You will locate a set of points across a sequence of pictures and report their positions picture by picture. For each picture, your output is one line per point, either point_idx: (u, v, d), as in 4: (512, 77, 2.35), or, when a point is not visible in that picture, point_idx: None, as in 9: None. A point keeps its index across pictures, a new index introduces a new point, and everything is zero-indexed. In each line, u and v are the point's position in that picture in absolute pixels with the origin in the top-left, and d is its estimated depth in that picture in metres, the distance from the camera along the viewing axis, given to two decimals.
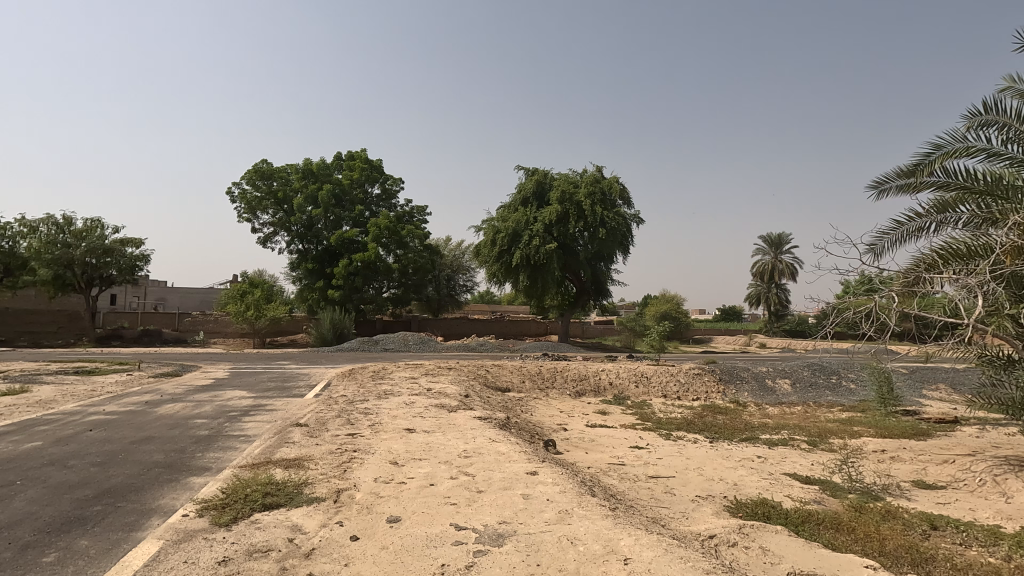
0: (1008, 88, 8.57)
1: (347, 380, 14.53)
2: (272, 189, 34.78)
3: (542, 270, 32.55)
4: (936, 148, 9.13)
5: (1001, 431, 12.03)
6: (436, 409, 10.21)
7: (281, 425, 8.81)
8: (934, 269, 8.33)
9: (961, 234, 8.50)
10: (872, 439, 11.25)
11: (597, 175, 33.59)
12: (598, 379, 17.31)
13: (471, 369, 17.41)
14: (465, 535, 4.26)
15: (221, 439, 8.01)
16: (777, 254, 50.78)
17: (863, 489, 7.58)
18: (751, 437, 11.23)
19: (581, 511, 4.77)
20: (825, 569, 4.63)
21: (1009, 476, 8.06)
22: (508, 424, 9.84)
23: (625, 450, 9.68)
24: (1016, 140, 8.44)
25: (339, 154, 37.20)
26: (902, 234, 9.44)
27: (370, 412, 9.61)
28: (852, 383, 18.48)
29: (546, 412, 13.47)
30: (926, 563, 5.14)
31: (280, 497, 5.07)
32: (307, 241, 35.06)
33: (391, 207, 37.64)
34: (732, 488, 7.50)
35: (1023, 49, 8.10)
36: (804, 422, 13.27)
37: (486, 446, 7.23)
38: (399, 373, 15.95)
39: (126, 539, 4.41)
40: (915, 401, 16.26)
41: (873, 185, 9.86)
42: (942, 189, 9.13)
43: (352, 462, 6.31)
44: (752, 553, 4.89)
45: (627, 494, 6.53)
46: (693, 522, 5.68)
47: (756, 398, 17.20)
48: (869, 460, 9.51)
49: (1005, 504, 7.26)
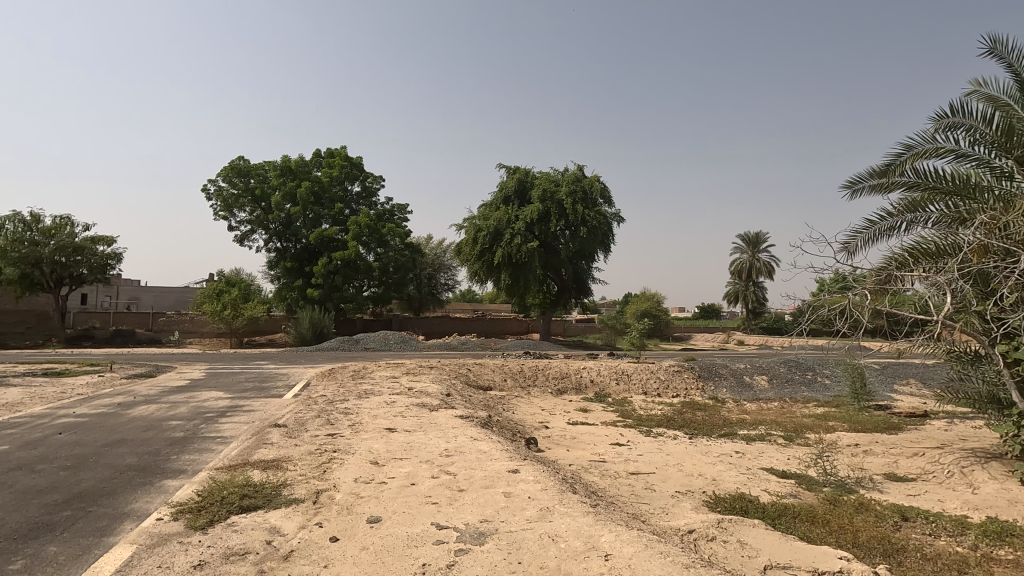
0: (974, 92, 8.79)
1: (327, 381, 14.31)
2: (249, 186, 34.25)
3: (524, 268, 32.52)
4: (907, 149, 9.37)
5: (969, 424, 12.43)
6: (417, 408, 10.15)
7: (259, 425, 8.68)
8: (905, 267, 8.59)
9: (933, 232, 8.73)
10: (847, 434, 11.46)
11: (579, 174, 33.67)
12: (579, 377, 17.41)
13: (452, 368, 17.32)
14: (446, 535, 4.23)
15: (197, 441, 7.87)
16: (755, 254, 51.60)
17: (837, 482, 7.79)
18: (730, 434, 11.34)
19: (562, 509, 4.78)
20: (800, 562, 4.74)
21: (976, 467, 8.29)
22: (489, 423, 9.83)
23: (607, 448, 9.70)
24: (982, 142, 8.71)
25: (319, 151, 36.76)
26: (875, 233, 9.67)
27: (349, 412, 9.52)
28: (826, 378, 18.93)
29: (527, 411, 13.46)
30: (896, 553, 5.30)
31: (258, 498, 4.99)
32: (286, 239, 34.73)
33: (371, 205, 37.41)
34: (711, 483, 7.62)
35: (988, 52, 8.29)
36: (781, 418, 13.53)
37: (468, 444, 7.22)
38: (380, 372, 15.77)
39: (97, 544, 4.30)
40: (887, 396, 16.69)
41: (847, 185, 10.10)
42: (912, 189, 9.39)
43: (332, 462, 6.24)
44: (730, 547, 4.99)
45: (609, 491, 6.61)
46: (671, 518, 5.74)
47: (734, 394, 17.45)
48: (843, 454, 9.71)
49: (972, 494, 7.49)
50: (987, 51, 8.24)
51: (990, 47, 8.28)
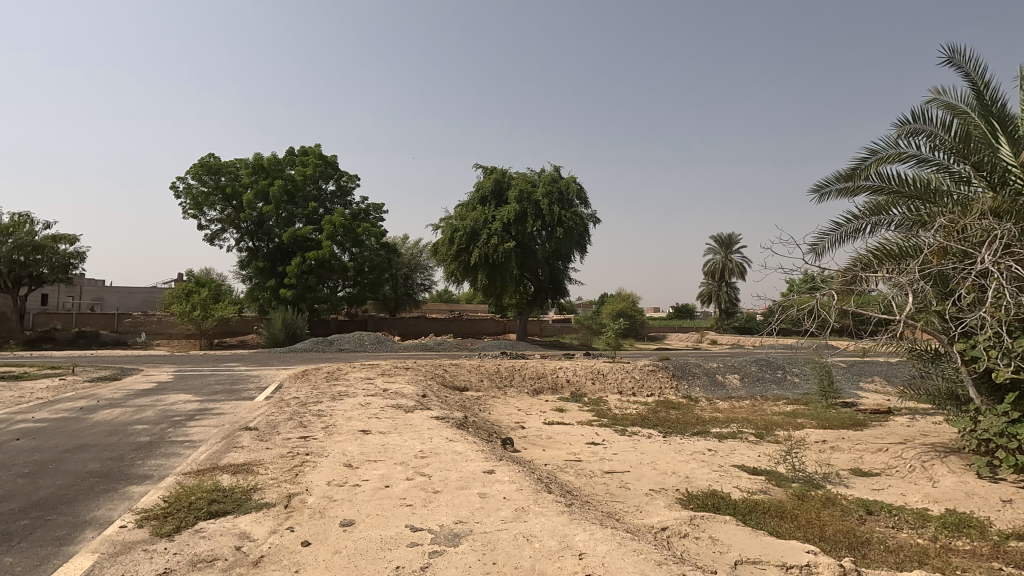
0: (934, 99, 9.11)
1: (300, 382, 14.06)
2: (220, 184, 33.51)
3: (500, 269, 32.54)
4: (871, 154, 9.67)
5: (929, 420, 12.88)
6: (392, 409, 10.07)
7: (229, 429, 8.49)
8: (869, 268, 8.88)
9: (895, 234, 9.04)
10: (815, 430, 11.77)
11: (555, 175, 33.83)
12: (556, 377, 17.49)
13: (428, 369, 17.22)
14: (421, 536, 4.21)
15: (164, 445, 7.66)
16: (728, 255, 52.56)
17: (805, 478, 7.99)
18: (703, 432, 11.53)
19: (537, 509, 4.80)
20: (770, 557, 4.85)
21: (936, 462, 8.59)
22: (465, 423, 9.80)
23: (583, 447, 9.76)
24: (941, 148, 9.04)
25: (292, 149, 36.14)
26: (841, 235, 9.95)
27: (323, 414, 9.39)
28: (796, 377, 19.39)
29: (504, 411, 13.47)
30: (861, 546, 5.47)
31: (227, 503, 4.88)
32: (258, 238, 34.10)
33: (347, 204, 36.98)
34: (684, 481, 7.74)
35: (948, 62, 8.59)
36: (752, 415, 13.80)
37: (444, 445, 7.19)
38: (355, 373, 15.56)
39: (56, 554, 4.15)
40: (853, 394, 17.17)
41: (814, 189, 10.37)
42: (876, 192, 9.69)
43: (304, 465, 6.14)
44: (702, 544, 5.07)
45: (584, 490, 6.65)
46: (645, 516, 5.81)
47: (707, 393, 17.76)
48: (811, 450, 9.96)
49: (932, 487, 7.77)
50: (946, 60, 8.55)
51: (949, 56, 8.59)
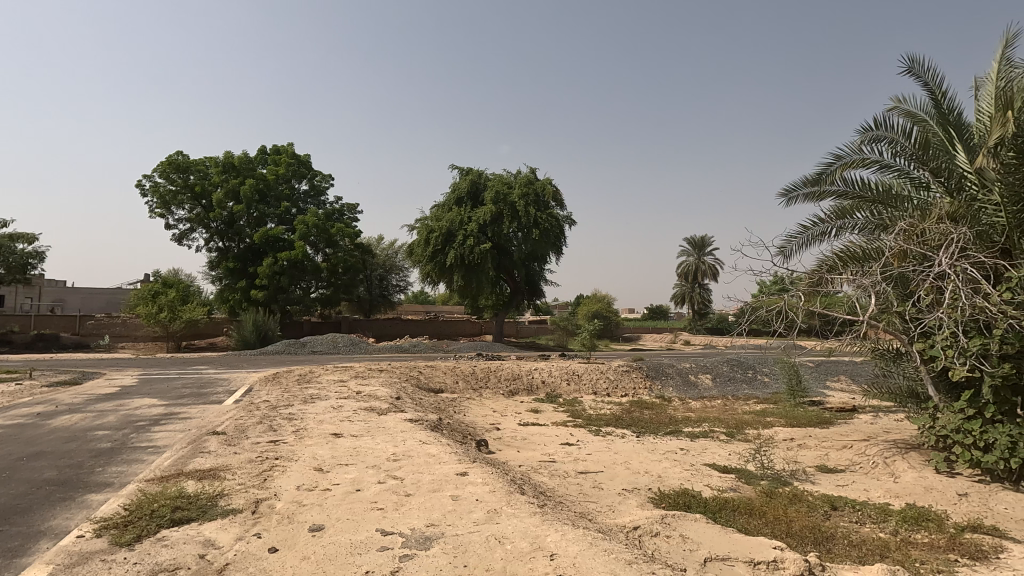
0: (895, 107, 9.42)
1: (271, 385, 13.78)
2: (189, 182, 32.69)
3: (476, 270, 32.47)
4: (836, 159, 9.94)
5: (892, 418, 13.31)
6: (365, 412, 9.95)
7: (196, 433, 8.27)
8: (835, 270, 9.13)
9: (859, 237, 9.32)
10: (783, 428, 12.05)
11: (531, 176, 33.92)
12: (531, 378, 17.54)
13: (403, 371, 17.08)
14: (392, 540, 4.17)
15: (126, 451, 7.42)
16: (701, 256, 53.45)
17: (774, 475, 8.16)
18: (675, 431, 11.70)
19: (509, 510, 4.80)
20: (738, 553, 4.94)
21: (897, 458, 8.88)
22: (440, 425, 9.74)
23: (558, 448, 9.80)
24: (902, 154, 9.35)
25: (264, 147, 35.46)
26: (808, 238, 10.21)
27: (294, 418, 9.22)
28: (765, 376, 19.83)
29: (479, 413, 13.44)
30: (826, 541, 5.61)
31: (191, 511, 4.75)
32: (228, 238, 33.38)
33: (320, 204, 36.47)
34: (656, 480, 7.83)
35: (908, 71, 8.89)
36: (723, 415, 14.05)
37: (417, 447, 7.13)
38: (327, 376, 15.33)
39: (7, 567, 3.97)
40: (820, 392, 17.63)
41: (783, 193, 10.61)
42: (842, 197, 9.97)
43: (273, 470, 6.02)
44: (673, 542, 5.14)
45: (557, 491, 6.68)
46: (618, 515, 5.86)
47: (680, 392, 18.02)
48: (779, 448, 10.20)
49: (894, 483, 8.03)
50: (906, 69, 8.84)
51: (909, 65, 8.89)
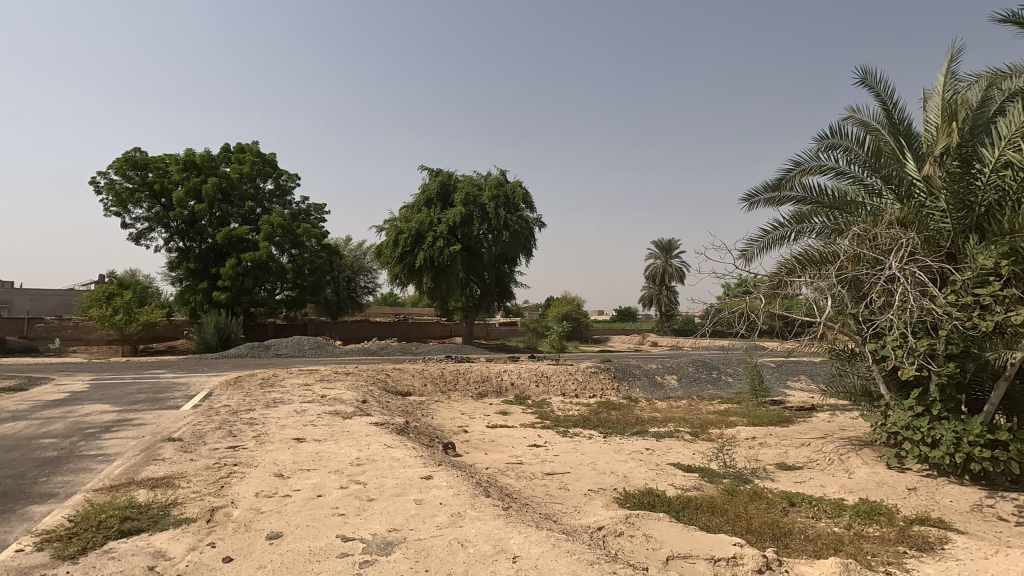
0: (850, 117, 9.79)
1: (232, 389, 13.38)
2: (147, 180, 31.57)
3: (446, 272, 32.28)
4: (795, 166, 10.27)
5: (847, 416, 13.80)
6: (330, 416, 9.77)
7: (150, 440, 7.97)
8: (793, 273, 9.41)
9: (816, 242, 9.62)
10: (745, 427, 12.36)
11: (502, 178, 33.95)
12: (500, 380, 17.52)
13: (370, 374, 16.84)
14: (352, 546, 4.09)
15: (74, 460, 7.10)
16: (668, 259, 54.43)
17: (735, 473, 8.36)
18: (642, 431, 11.86)
19: (473, 513, 4.78)
20: (699, 551, 5.03)
21: (851, 454, 9.20)
22: (406, 429, 9.63)
23: (525, 450, 9.83)
24: (857, 162, 9.72)
25: (227, 145, 34.52)
26: (769, 241, 10.51)
27: (255, 422, 8.98)
28: (729, 376, 20.30)
29: (447, 415, 13.35)
30: (784, 536, 5.77)
31: (142, 521, 4.57)
32: (189, 238, 32.37)
33: (286, 204, 35.72)
34: (622, 480, 7.92)
35: (862, 82, 9.25)
36: (689, 415, 14.32)
37: (382, 451, 7.04)
38: (291, 380, 14.99)
39: None
40: (781, 392, 18.15)
41: (745, 198, 10.90)
42: (800, 203, 10.30)
43: (231, 477, 5.84)
44: (637, 541, 5.20)
45: (523, 493, 6.69)
46: (583, 516, 5.90)
47: (647, 393, 18.29)
48: (741, 447, 10.44)
49: (848, 478, 8.33)
50: (860, 80, 9.21)
51: (863, 76, 9.25)
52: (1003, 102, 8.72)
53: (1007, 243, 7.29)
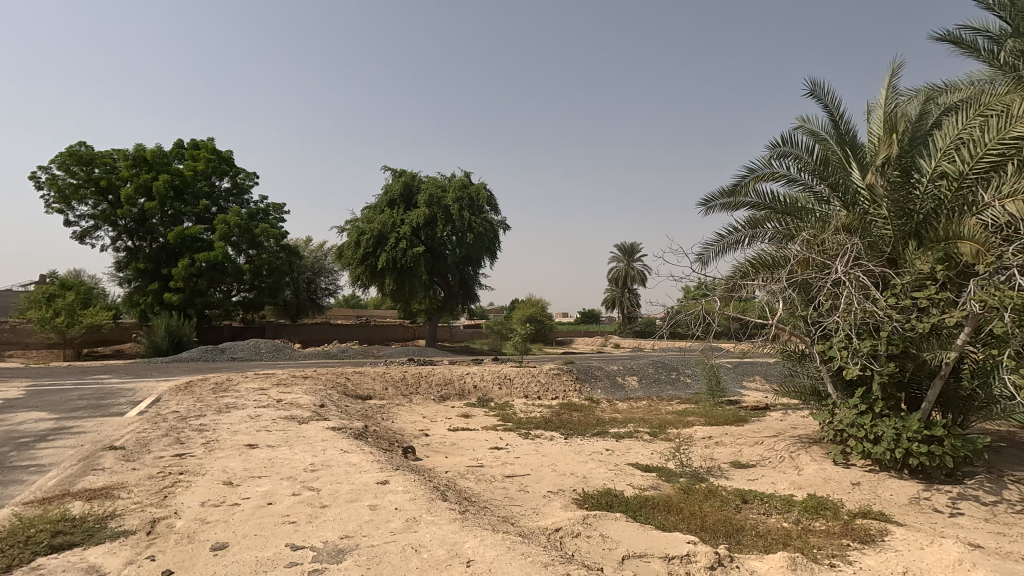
0: (800, 126, 10.18)
1: (182, 395, 12.86)
2: (92, 176, 30.12)
3: (409, 274, 31.92)
4: (750, 173, 10.59)
5: (798, 414, 14.32)
6: (285, 421, 9.50)
7: (90, 450, 7.56)
8: (747, 276, 9.69)
9: (769, 246, 9.94)
10: (701, 427, 12.65)
11: (466, 180, 33.85)
12: (463, 383, 17.42)
13: (329, 377, 16.47)
14: (302, 555, 3.98)
15: (3, 471, 6.67)
16: (630, 263, 55.37)
17: (691, 472, 8.54)
18: (602, 432, 12.00)
19: (429, 518, 4.72)
20: (654, 549, 5.11)
21: (801, 452, 9.54)
22: (365, 433, 9.45)
23: (486, 452, 9.80)
24: (806, 170, 10.10)
25: (180, 141, 33.29)
26: (724, 246, 10.79)
27: (205, 429, 8.65)
28: (688, 377, 20.77)
29: (408, 419, 13.18)
30: (736, 533, 5.92)
31: (75, 535, 4.33)
32: (139, 237, 31.04)
33: (243, 203, 34.67)
34: (581, 481, 7.98)
35: (812, 93, 9.63)
36: (648, 415, 14.56)
37: (337, 457, 6.88)
38: (246, 384, 14.52)
39: None
40: (737, 392, 18.69)
41: (702, 202, 11.17)
42: (754, 208, 10.62)
43: (176, 487, 5.60)
44: (593, 541, 5.25)
45: (482, 496, 6.66)
46: (541, 518, 5.91)
47: (608, 394, 18.53)
48: (698, 446, 10.68)
49: (798, 475, 8.63)
50: (810, 91, 9.59)
51: (813, 88, 9.64)
52: (939, 116, 9.23)
53: (943, 249, 7.69)
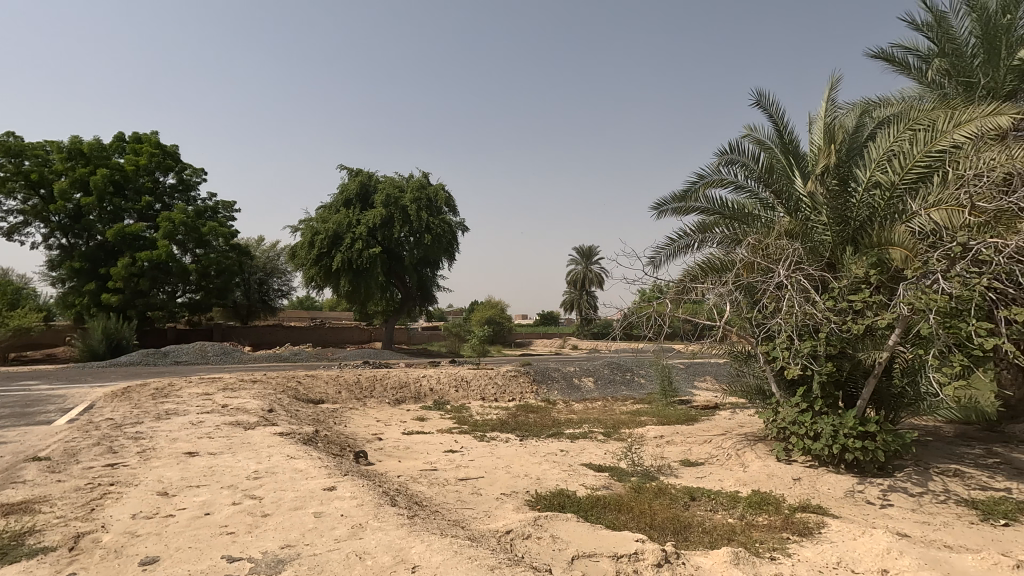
0: (747, 135, 10.55)
1: (117, 401, 12.18)
2: (22, 168, 28.26)
3: (364, 275, 31.29)
4: (700, 178, 10.90)
5: (745, 413, 14.83)
6: (229, 427, 9.13)
7: (10, 461, 7.06)
8: (697, 279, 9.96)
9: (717, 250, 10.27)
10: (654, 426, 12.93)
11: (424, 181, 33.53)
12: (419, 386, 17.21)
13: (280, 381, 15.96)
14: (238, 567, 3.82)
15: None
16: (588, 265, 56.15)
17: (642, 471, 8.70)
18: (557, 433, 12.08)
19: (375, 524, 4.63)
20: (603, 549, 5.17)
21: (746, 449, 9.87)
22: (314, 438, 9.20)
23: (440, 455, 9.70)
24: (752, 177, 10.48)
25: (121, 134, 31.63)
26: (675, 249, 11.07)
27: (141, 437, 8.21)
28: (642, 378, 21.21)
29: (361, 423, 12.92)
30: (683, 530, 6.07)
31: None
32: (74, 234, 29.31)
33: (189, 200, 33.23)
34: (534, 482, 8.01)
35: (758, 103, 10.01)
36: (603, 416, 14.77)
37: (283, 463, 6.66)
38: (189, 389, 13.89)
39: None
40: (688, 392, 19.19)
41: (654, 207, 11.41)
42: (703, 213, 10.94)
43: (105, 499, 5.29)
44: (543, 543, 5.26)
45: (434, 500, 6.58)
46: (492, 520, 5.88)
47: (564, 395, 18.70)
48: (649, 445, 10.91)
49: (743, 471, 8.92)
50: (756, 101, 9.96)
51: (759, 98, 10.01)
52: (873, 128, 9.76)
53: (876, 254, 8.11)
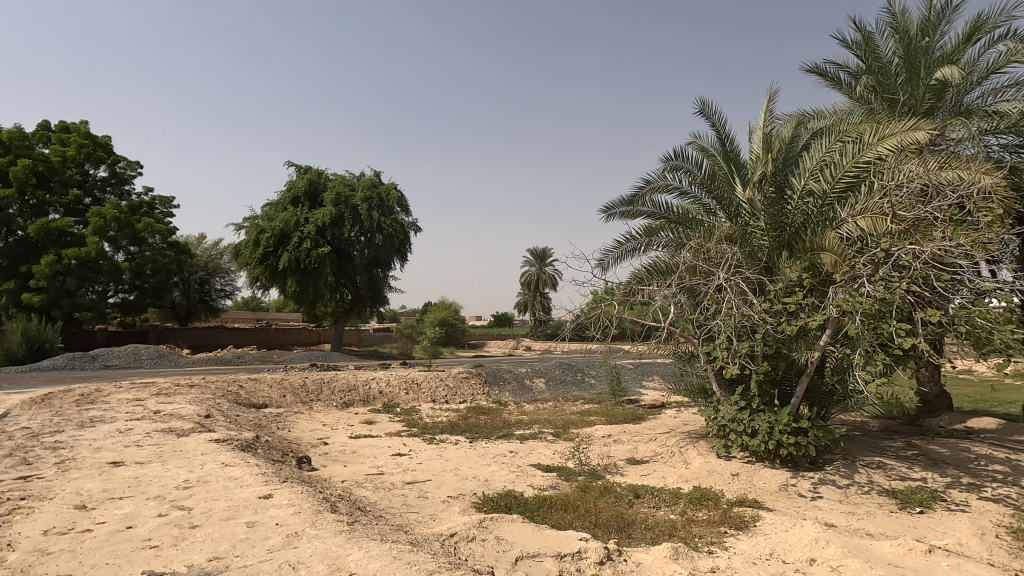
0: (692, 142, 10.89)
1: (36, 409, 11.33)
2: None
3: (312, 275, 30.37)
4: (647, 183, 11.17)
5: (690, 411, 15.30)
6: (161, 434, 8.66)
7: None
8: (643, 281, 10.19)
9: (663, 254, 10.53)
10: (602, 426, 13.14)
11: (375, 180, 32.95)
12: (368, 389, 16.87)
13: (219, 385, 15.28)
14: None
15: None
16: (542, 267, 56.62)
17: (589, 470, 8.83)
18: (507, 434, 12.10)
19: (312, 531, 4.48)
20: (546, 549, 5.20)
21: (689, 446, 10.18)
22: (254, 444, 8.85)
23: (387, 459, 9.53)
24: (696, 183, 10.82)
25: (46, 123, 29.57)
26: (622, 252, 11.29)
27: (60, 446, 7.66)
28: (592, 378, 21.55)
29: (307, 427, 12.54)
30: (626, 527, 6.19)
31: None
32: None
33: (123, 194, 31.42)
34: (481, 484, 7.98)
35: (702, 111, 10.35)
36: (553, 416, 14.91)
37: (217, 471, 6.36)
38: (119, 395, 13.09)
39: None
40: (637, 392, 19.63)
41: (603, 210, 11.61)
42: (650, 217, 11.21)
43: (14, 515, 4.90)
44: (487, 545, 5.25)
45: (378, 504, 6.45)
46: (436, 524, 5.81)
47: (516, 397, 18.77)
48: (597, 445, 11.08)
49: (686, 468, 9.19)
50: (700, 109, 10.29)
51: (702, 107, 10.36)
52: (807, 139, 10.27)
53: (809, 259, 8.53)
